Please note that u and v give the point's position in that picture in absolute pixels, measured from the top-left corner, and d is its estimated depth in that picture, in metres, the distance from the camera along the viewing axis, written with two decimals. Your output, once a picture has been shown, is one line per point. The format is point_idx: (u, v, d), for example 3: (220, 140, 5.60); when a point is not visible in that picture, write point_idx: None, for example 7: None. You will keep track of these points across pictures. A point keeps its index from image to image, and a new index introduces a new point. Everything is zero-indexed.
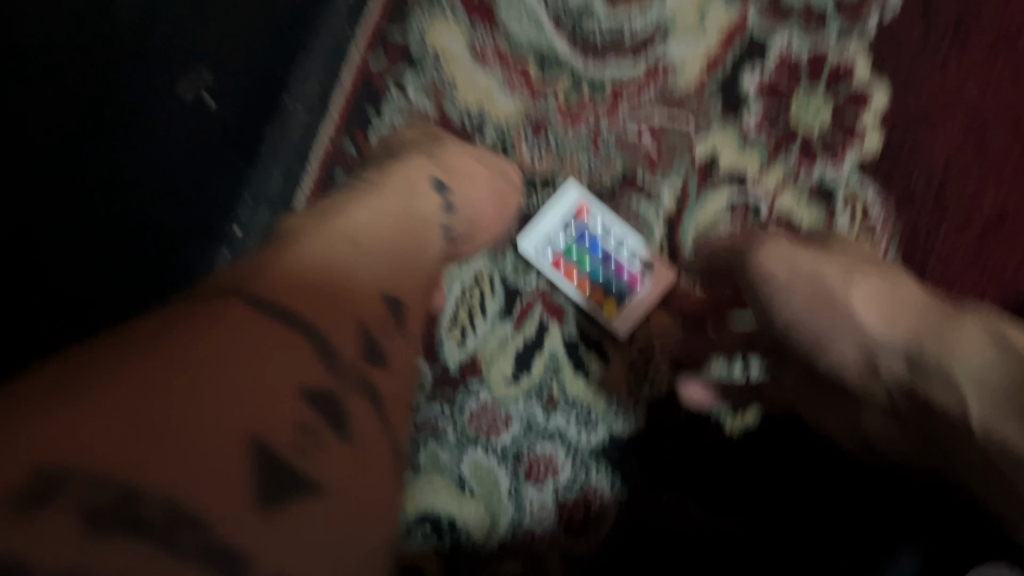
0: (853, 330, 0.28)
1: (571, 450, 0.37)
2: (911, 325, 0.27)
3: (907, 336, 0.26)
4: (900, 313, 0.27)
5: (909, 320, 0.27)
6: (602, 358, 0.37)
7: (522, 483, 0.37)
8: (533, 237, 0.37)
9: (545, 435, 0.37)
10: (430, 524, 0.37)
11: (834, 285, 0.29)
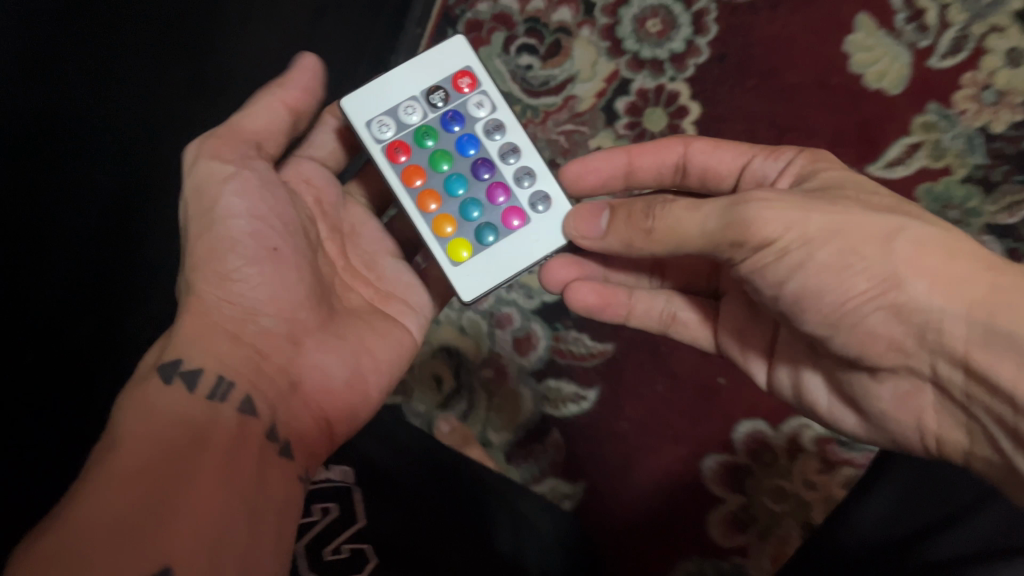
0: (875, 287, 0.36)
1: (521, 310, 0.67)
2: (965, 295, 0.34)
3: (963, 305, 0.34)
4: (950, 284, 0.34)
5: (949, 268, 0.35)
6: None
7: (495, 328, 0.67)
8: (363, 113, 0.47)
9: (505, 302, 0.67)
10: (444, 348, 0.67)
11: (872, 254, 0.36)
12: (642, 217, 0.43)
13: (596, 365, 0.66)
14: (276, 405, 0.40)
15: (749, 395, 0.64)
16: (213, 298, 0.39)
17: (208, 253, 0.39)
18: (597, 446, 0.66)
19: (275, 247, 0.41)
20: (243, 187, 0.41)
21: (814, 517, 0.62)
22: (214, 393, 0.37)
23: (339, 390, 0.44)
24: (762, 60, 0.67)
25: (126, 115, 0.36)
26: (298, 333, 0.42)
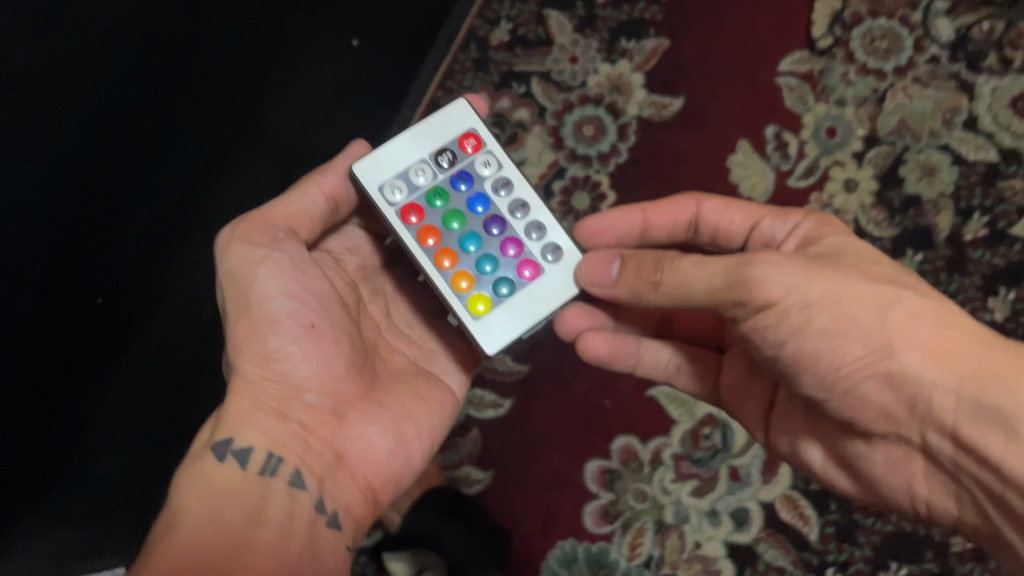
0: (872, 354, 0.46)
1: None
2: (955, 368, 0.43)
3: (955, 380, 0.43)
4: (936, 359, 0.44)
5: (943, 335, 0.44)
6: None
7: None
8: (378, 177, 0.59)
9: None
10: None
11: (869, 322, 0.46)
12: (652, 272, 0.53)
13: (513, 381, 0.85)
14: (323, 479, 0.54)
15: (627, 416, 0.83)
16: (259, 376, 0.53)
17: (252, 338, 0.53)
18: (506, 446, 0.84)
19: (312, 322, 0.55)
20: (276, 266, 0.54)
21: (666, 515, 0.80)
22: (264, 468, 0.52)
23: (384, 460, 0.58)
24: (666, 163, 0.88)
25: (128, 251, 0.50)
26: (340, 407, 0.57)
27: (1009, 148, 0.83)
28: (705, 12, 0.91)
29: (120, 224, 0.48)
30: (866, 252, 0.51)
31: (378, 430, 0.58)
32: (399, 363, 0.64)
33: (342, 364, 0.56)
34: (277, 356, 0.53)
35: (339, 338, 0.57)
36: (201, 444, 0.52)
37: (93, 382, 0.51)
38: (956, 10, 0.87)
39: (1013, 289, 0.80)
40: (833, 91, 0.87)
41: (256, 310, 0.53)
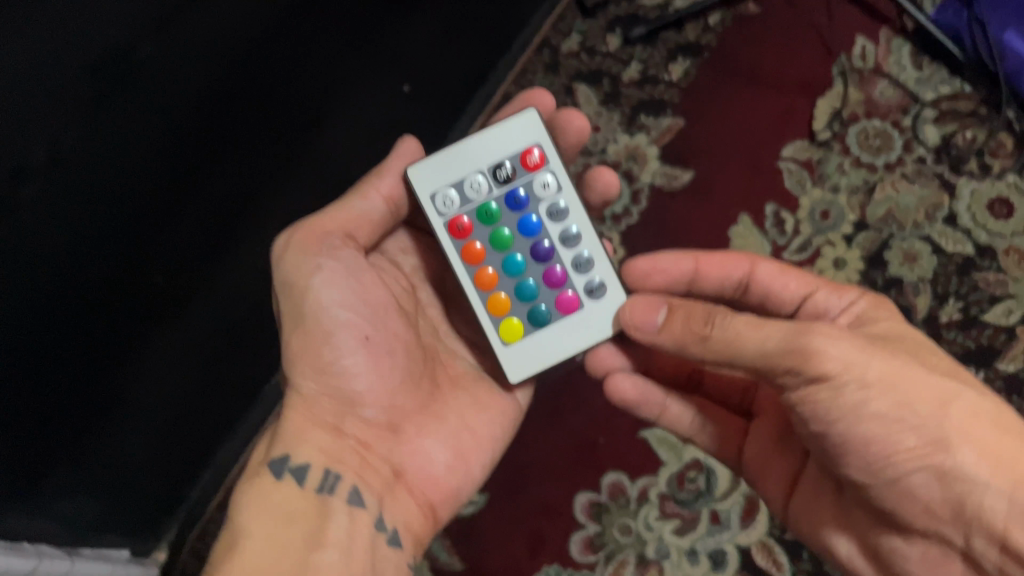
0: (927, 447, 0.53)
1: None
2: (1001, 471, 0.52)
3: (1004, 483, 0.51)
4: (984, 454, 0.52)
5: (997, 436, 0.53)
6: None
7: None
8: (432, 187, 0.66)
9: None
10: None
11: (927, 414, 0.53)
12: (701, 325, 0.58)
13: None
14: (382, 496, 0.61)
15: (618, 454, 0.88)
16: (315, 391, 0.61)
17: (310, 353, 0.61)
18: (502, 473, 0.88)
19: (366, 335, 0.62)
20: (330, 277, 0.61)
21: (648, 551, 0.85)
22: (322, 485, 0.58)
23: (443, 475, 0.65)
24: (672, 227, 0.96)
25: (131, 218, 0.62)
26: (396, 422, 0.64)
27: (984, 244, 0.91)
28: (718, 97, 1.01)
29: (128, 187, 0.60)
30: (928, 348, 0.59)
31: (436, 447, 0.65)
32: (458, 369, 0.71)
33: (396, 379, 0.64)
34: (333, 369, 0.61)
35: (393, 351, 0.64)
36: (261, 464, 0.59)
37: (77, 310, 0.61)
38: (942, 119, 0.97)
39: (983, 370, 0.87)
40: (828, 179, 0.96)
41: (311, 322, 0.61)
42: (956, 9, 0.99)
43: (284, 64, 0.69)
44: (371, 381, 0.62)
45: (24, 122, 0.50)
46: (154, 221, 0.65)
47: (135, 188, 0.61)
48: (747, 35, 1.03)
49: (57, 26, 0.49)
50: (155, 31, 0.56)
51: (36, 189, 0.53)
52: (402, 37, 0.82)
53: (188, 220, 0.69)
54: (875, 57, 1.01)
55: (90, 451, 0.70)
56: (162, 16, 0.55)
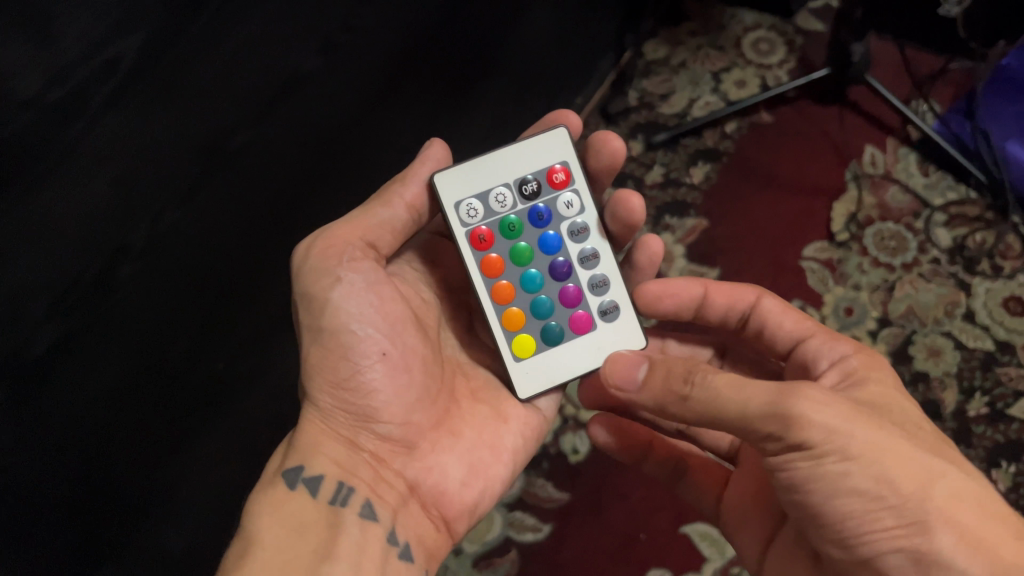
0: (904, 527, 0.47)
1: None
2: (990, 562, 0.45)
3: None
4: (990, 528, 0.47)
5: (981, 524, 0.47)
6: None
7: None
8: (452, 193, 0.63)
9: None
10: None
11: (907, 494, 0.47)
12: (680, 383, 0.54)
13: (553, 507, 0.89)
14: (396, 510, 0.58)
15: (660, 550, 0.86)
16: (331, 405, 0.58)
17: (328, 367, 0.57)
18: (542, 570, 0.87)
19: (383, 350, 0.58)
20: (349, 289, 0.57)
21: None
22: (336, 497, 0.56)
23: (457, 491, 0.61)
24: None
25: (206, 300, 0.61)
26: (412, 438, 0.60)
27: (1003, 340, 0.94)
28: (738, 200, 1.06)
29: (210, 253, 0.59)
30: (916, 423, 0.53)
31: (452, 462, 0.61)
32: (480, 381, 0.67)
33: (413, 395, 0.60)
34: (350, 383, 0.58)
35: (414, 366, 0.60)
36: (274, 473, 0.57)
37: (152, 385, 0.59)
38: (952, 223, 1.02)
39: (1014, 463, 0.88)
40: (849, 277, 0.99)
41: (330, 336, 0.57)
42: (958, 121, 1.08)
43: (354, 156, 0.71)
44: (389, 396, 0.58)
45: (133, 201, 0.50)
46: (224, 306, 0.64)
47: (213, 268, 0.60)
48: (763, 144, 1.09)
49: (176, 110, 0.50)
50: (255, 119, 0.57)
51: (131, 267, 0.52)
52: (453, 136, 0.86)
53: (263, 283, 0.67)
54: (884, 165, 1.07)
55: (141, 526, 0.66)
56: (262, 105, 0.57)
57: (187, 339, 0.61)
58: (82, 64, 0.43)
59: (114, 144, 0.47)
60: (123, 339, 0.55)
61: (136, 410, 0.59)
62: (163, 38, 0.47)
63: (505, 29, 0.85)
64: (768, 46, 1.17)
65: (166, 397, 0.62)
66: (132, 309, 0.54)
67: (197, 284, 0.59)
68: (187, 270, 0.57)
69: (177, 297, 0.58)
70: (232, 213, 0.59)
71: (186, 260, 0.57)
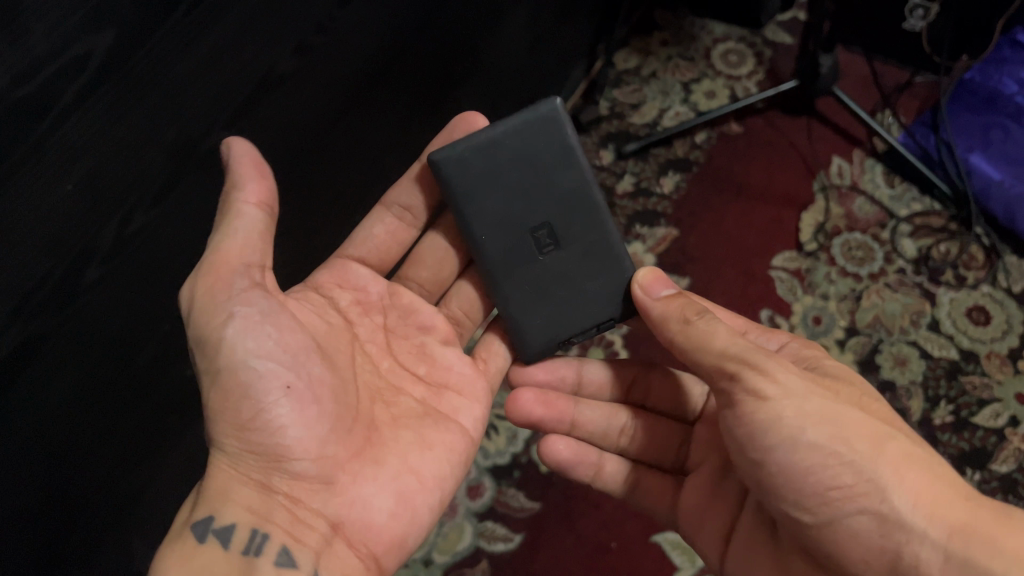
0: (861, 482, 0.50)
1: (478, 465, 0.91)
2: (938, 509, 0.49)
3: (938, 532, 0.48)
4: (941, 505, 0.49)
5: (931, 485, 0.50)
6: (498, 431, 0.93)
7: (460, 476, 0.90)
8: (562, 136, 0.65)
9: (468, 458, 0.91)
10: None
11: (863, 450, 0.50)
12: (690, 314, 0.58)
13: (525, 517, 0.89)
14: (318, 553, 0.54)
15: (632, 559, 0.86)
16: (237, 449, 0.54)
17: (229, 410, 0.54)
18: None
19: (287, 384, 0.55)
20: (245, 324, 0.54)
21: None
22: (249, 548, 0.52)
23: (384, 524, 0.57)
24: None
25: (175, 306, 0.60)
26: (330, 473, 0.56)
27: (966, 349, 0.96)
28: (708, 210, 1.06)
29: (160, 272, 0.56)
30: (868, 393, 0.57)
31: (376, 493, 0.58)
32: (403, 407, 0.65)
33: (325, 428, 0.56)
34: (254, 424, 0.54)
35: (322, 395, 0.57)
36: (182, 526, 0.53)
37: (106, 401, 0.57)
38: (917, 234, 1.04)
39: (978, 471, 0.89)
40: (817, 286, 1.00)
41: (227, 376, 0.53)
42: (924, 132, 1.10)
43: (327, 162, 0.70)
44: (300, 431, 0.55)
45: (101, 202, 0.49)
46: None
47: (169, 284, 0.58)
48: (733, 155, 1.10)
49: (148, 109, 0.49)
50: (228, 120, 0.56)
51: (98, 271, 0.51)
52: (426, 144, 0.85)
53: None
54: (851, 176, 1.08)
55: (98, 544, 0.64)
56: (237, 107, 0.56)
57: (138, 358, 0.58)
58: (47, 61, 0.42)
59: (80, 144, 0.46)
60: (80, 350, 0.53)
61: (90, 426, 0.57)
62: (134, 35, 0.46)
63: (480, 38, 0.85)
64: (737, 57, 1.18)
65: (119, 417, 0.59)
66: (76, 330, 0.51)
67: (146, 305, 0.57)
68: (135, 289, 0.55)
69: (122, 320, 0.55)
70: (197, 221, 0.58)
71: (132, 281, 0.54)
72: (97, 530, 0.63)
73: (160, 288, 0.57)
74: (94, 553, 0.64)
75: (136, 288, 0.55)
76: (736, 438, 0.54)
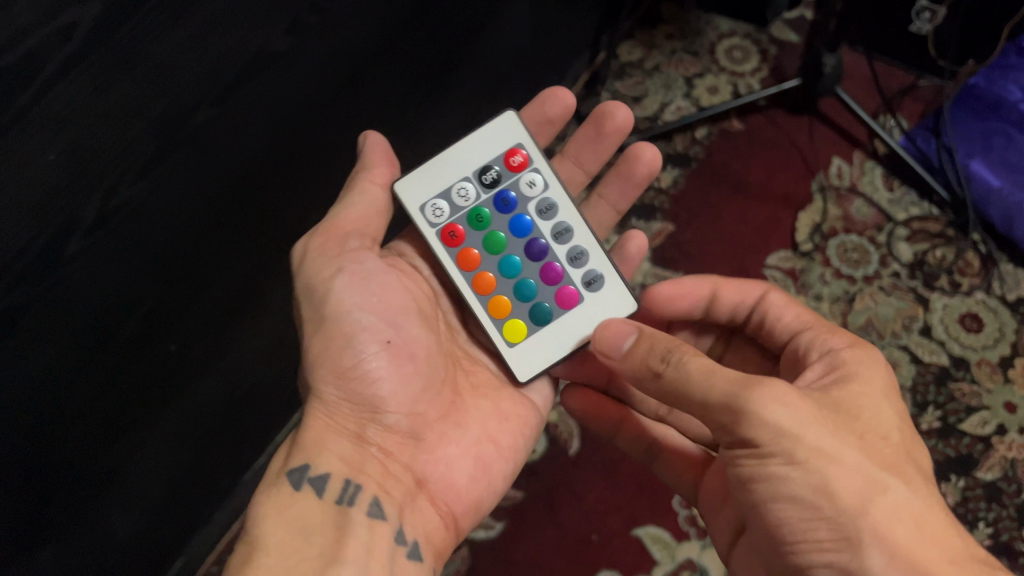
0: (840, 541, 0.47)
1: None
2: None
3: None
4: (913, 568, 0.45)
5: (919, 549, 0.46)
6: None
7: None
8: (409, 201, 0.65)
9: None
10: None
11: (841, 511, 0.47)
12: (657, 361, 0.54)
13: (506, 506, 0.89)
14: (403, 508, 0.56)
15: (612, 551, 0.86)
16: (334, 398, 0.57)
17: (331, 358, 0.57)
18: (493, 568, 0.86)
19: (387, 339, 0.58)
20: (351, 279, 0.58)
21: None
22: (343, 497, 0.54)
23: (464, 486, 0.60)
24: None
25: (159, 281, 0.60)
26: (418, 429, 0.59)
27: (958, 355, 0.96)
28: (705, 206, 1.06)
29: (159, 238, 0.57)
30: (888, 429, 0.53)
31: (458, 456, 0.60)
32: (482, 376, 0.67)
33: (418, 385, 0.59)
34: (354, 373, 0.57)
35: (417, 356, 0.60)
36: (276, 474, 0.54)
37: (98, 367, 0.58)
38: (913, 238, 1.03)
39: (963, 478, 0.89)
40: (811, 287, 1.00)
41: (332, 325, 0.56)
42: (925, 136, 1.10)
43: (317, 144, 0.70)
44: (394, 385, 0.58)
45: (84, 175, 0.49)
46: (176, 291, 0.62)
47: (167, 251, 0.59)
48: (733, 152, 1.10)
49: (134, 83, 0.49)
50: (217, 97, 0.55)
51: (81, 245, 0.51)
52: (421, 129, 0.85)
53: (217, 264, 0.65)
54: (850, 177, 1.08)
55: (84, 512, 0.65)
56: (226, 84, 0.56)
57: (134, 322, 0.59)
58: (33, 31, 0.42)
59: (65, 116, 0.46)
60: (71, 316, 0.53)
61: (81, 391, 0.57)
62: (122, 9, 0.46)
63: (480, 24, 0.84)
64: (742, 54, 1.18)
65: (109, 383, 0.60)
66: (73, 290, 0.52)
67: (145, 268, 0.58)
68: (134, 253, 0.56)
69: (120, 284, 0.56)
70: (191, 192, 0.58)
71: (129, 247, 0.55)
72: (81, 499, 0.63)
73: (156, 254, 0.58)
74: (74, 523, 0.64)
75: (136, 251, 0.56)
76: (734, 476, 0.52)
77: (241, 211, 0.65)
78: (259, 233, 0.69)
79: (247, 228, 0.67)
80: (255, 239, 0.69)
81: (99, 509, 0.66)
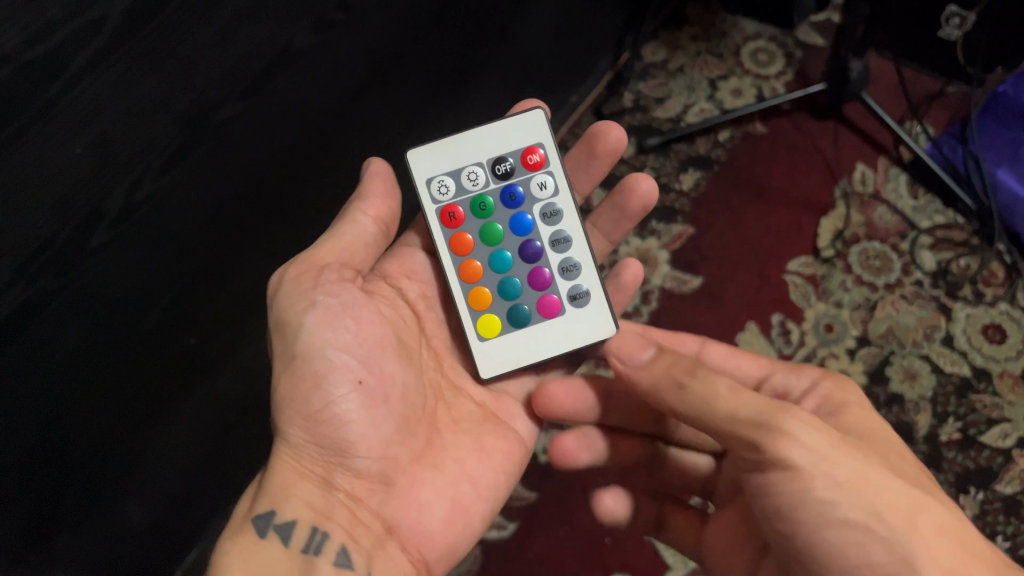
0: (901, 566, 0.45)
1: None
2: None
3: None
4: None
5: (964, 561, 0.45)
6: None
7: None
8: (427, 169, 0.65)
9: None
10: None
11: (896, 530, 0.45)
12: (684, 373, 0.52)
13: (518, 506, 0.88)
14: (371, 556, 0.53)
15: (624, 554, 0.86)
16: (301, 441, 0.54)
17: (299, 398, 0.53)
18: (505, 568, 0.86)
19: (359, 378, 0.54)
20: (325, 314, 0.54)
21: None
22: (309, 545, 0.51)
23: (438, 531, 0.56)
24: (685, 326, 0.98)
25: (181, 276, 0.60)
26: (389, 474, 0.56)
27: (980, 367, 0.94)
28: (724, 210, 1.05)
29: (181, 231, 0.57)
30: (895, 451, 0.52)
31: (433, 499, 0.57)
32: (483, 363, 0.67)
33: (390, 428, 0.55)
34: (322, 416, 0.53)
35: (391, 399, 0.56)
36: (242, 518, 0.52)
37: (118, 358, 0.58)
38: (937, 247, 1.02)
39: (983, 490, 0.88)
40: (831, 293, 0.99)
41: (303, 364, 0.53)
42: (951, 144, 1.09)
43: (340, 141, 0.70)
44: (364, 429, 0.54)
45: (109, 168, 0.49)
46: (197, 287, 0.62)
47: (188, 245, 0.59)
48: (755, 156, 1.09)
49: (159, 79, 0.49)
50: (242, 94, 0.55)
51: (103, 237, 0.51)
52: (442, 129, 0.85)
53: (238, 256, 0.65)
54: (874, 184, 1.07)
55: (99, 502, 0.65)
56: (251, 81, 0.56)
57: (155, 315, 0.59)
58: (62, 23, 0.42)
59: (91, 110, 0.46)
60: (92, 308, 0.53)
61: (100, 381, 0.58)
62: (149, 4, 0.46)
63: (505, 24, 0.84)
64: (767, 57, 1.17)
65: (128, 376, 0.60)
66: (93, 284, 0.52)
67: (168, 260, 0.58)
68: (157, 248, 0.56)
69: (143, 276, 0.56)
70: (212, 188, 0.58)
71: (152, 240, 0.55)
72: (96, 491, 0.64)
73: (178, 248, 0.58)
74: (88, 515, 0.65)
75: (158, 245, 0.56)
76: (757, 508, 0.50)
77: (262, 208, 0.65)
78: (280, 229, 0.69)
79: (267, 225, 0.67)
80: (274, 238, 0.69)
81: (116, 500, 0.67)
